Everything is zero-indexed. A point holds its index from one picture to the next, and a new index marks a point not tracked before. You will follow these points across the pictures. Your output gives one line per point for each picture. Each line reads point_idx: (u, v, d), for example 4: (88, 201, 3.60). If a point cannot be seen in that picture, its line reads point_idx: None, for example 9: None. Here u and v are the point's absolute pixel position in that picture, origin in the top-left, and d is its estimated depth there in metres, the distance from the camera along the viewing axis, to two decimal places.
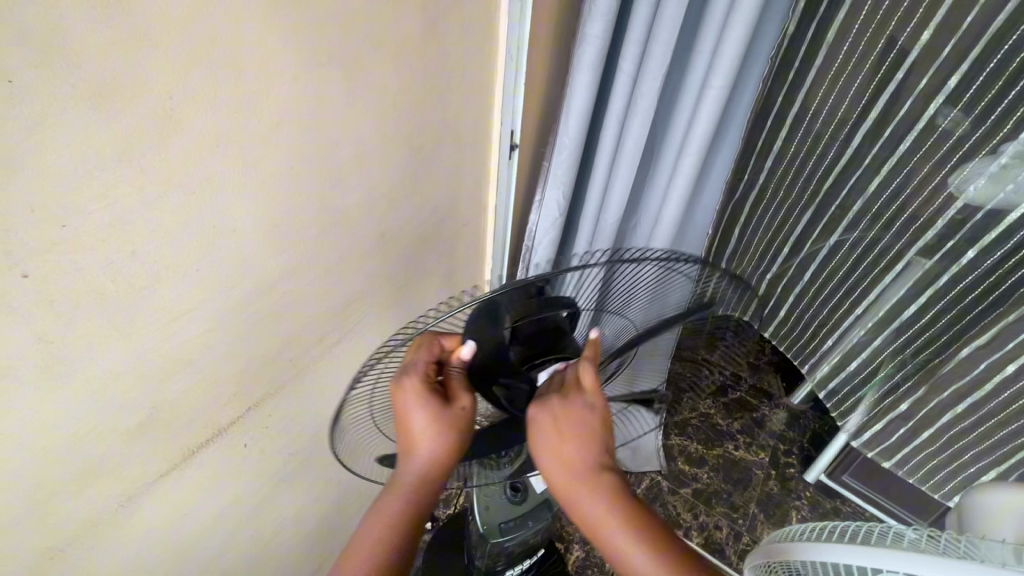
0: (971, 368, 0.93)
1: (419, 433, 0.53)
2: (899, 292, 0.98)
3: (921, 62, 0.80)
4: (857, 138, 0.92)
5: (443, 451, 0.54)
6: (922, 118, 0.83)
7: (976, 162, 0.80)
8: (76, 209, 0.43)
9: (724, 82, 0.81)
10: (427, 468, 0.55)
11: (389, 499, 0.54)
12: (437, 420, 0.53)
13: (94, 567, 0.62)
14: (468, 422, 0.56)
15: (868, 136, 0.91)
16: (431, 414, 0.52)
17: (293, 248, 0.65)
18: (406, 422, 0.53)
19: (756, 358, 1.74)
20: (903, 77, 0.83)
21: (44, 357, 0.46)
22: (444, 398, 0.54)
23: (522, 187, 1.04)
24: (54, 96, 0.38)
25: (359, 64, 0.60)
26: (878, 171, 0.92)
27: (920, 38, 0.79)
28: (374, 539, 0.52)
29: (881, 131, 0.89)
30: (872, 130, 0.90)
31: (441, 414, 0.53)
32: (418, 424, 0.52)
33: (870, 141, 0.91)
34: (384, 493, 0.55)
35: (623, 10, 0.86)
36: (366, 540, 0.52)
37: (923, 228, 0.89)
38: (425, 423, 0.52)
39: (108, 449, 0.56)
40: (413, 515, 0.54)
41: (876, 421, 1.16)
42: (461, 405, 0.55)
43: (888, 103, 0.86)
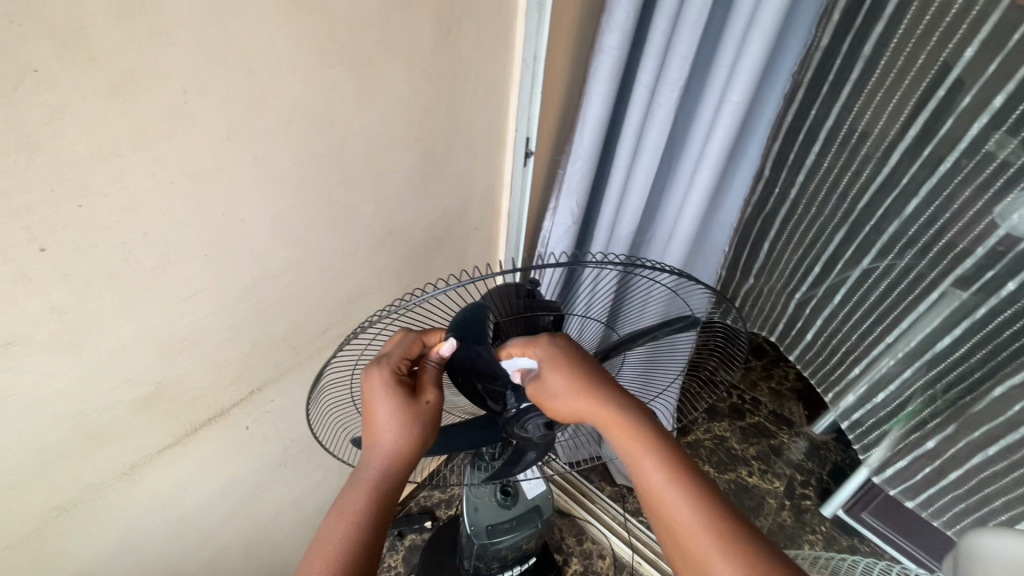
0: (979, 423, 0.81)
1: (383, 426, 0.54)
2: (930, 324, 0.82)
3: (967, 77, 0.67)
4: (892, 157, 0.78)
5: (404, 445, 0.55)
6: (964, 140, 0.69)
7: (1015, 195, 0.66)
8: (94, 191, 0.47)
9: (743, 98, 0.79)
10: (388, 463, 0.55)
11: (351, 495, 0.54)
12: (402, 413, 0.53)
13: (97, 530, 0.66)
14: (434, 419, 0.57)
15: (907, 154, 0.76)
16: (397, 406, 0.53)
17: (301, 241, 0.67)
18: (371, 413, 0.54)
19: (778, 384, 1.68)
20: (946, 96, 0.69)
21: (58, 325, 0.50)
22: (411, 393, 0.55)
23: (537, 193, 1.04)
24: (77, 87, 0.42)
25: (368, 66, 0.62)
26: (917, 193, 0.77)
27: (962, 55, 0.67)
28: (336, 534, 0.52)
29: (921, 150, 0.74)
30: (912, 148, 0.75)
31: (407, 406, 0.54)
32: (383, 416, 0.54)
33: (910, 163, 0.76)
34: (347, 485, 0.55)
35: (645, 21, 0.86)
36: (325, 537, 0.52)
37: (950, 259, 0.75)
38: (390, 415, 0.53)
39: (114, 417, 0.59)
40: (374, 512, 0.54)
41: (901, 458, 0.97)
42: (426, 400, 0.56)
43: (928, 121, 0.72)
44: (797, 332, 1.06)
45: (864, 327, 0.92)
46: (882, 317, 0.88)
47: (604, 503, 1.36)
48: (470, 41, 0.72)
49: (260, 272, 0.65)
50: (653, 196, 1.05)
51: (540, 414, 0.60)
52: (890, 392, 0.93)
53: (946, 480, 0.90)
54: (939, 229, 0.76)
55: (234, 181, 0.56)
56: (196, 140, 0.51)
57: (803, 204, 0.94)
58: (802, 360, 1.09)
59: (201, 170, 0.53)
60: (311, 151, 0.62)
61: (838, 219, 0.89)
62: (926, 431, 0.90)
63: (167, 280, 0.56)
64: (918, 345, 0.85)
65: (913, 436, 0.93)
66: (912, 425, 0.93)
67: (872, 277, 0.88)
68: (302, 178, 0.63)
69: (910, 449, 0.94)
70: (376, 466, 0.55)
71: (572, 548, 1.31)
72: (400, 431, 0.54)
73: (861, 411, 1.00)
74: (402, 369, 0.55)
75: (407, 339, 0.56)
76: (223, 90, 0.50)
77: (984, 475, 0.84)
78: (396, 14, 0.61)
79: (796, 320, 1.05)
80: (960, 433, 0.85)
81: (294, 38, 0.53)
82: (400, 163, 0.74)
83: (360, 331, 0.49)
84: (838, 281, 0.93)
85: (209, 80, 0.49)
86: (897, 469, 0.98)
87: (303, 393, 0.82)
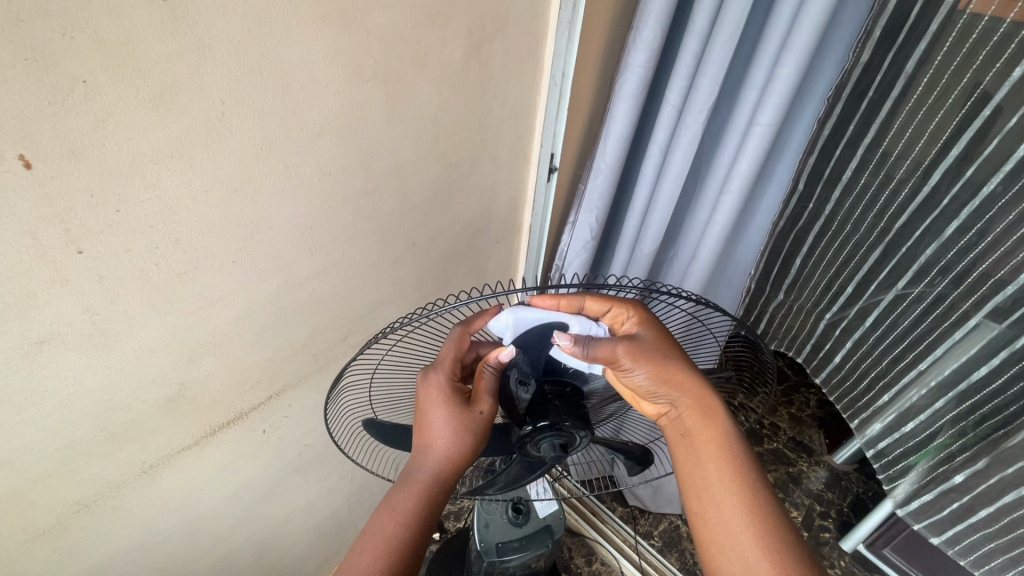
0: (1011, 459, 0.78)
1: (436, 429, 0.57)
2: (964, 354, 0.79)
3: (1011, 100, 0.65)
4: (933, 176, 0.76)
5: (455, 452, 0.57)
6: (1010, 160, 0.66)
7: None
8: (131, 198, 0.48)
9: (772, 120, 0.79)
10: (440, 469, 0.57)
11: (403, 495, 0.56)
12: (456, 416, 0.56)
13: (113, 527, 0.66)
14: (485, 429, 0.59)
15: (948, 173, 0.74)
16: (450, 412, 0.56)
17: (326, 250, 0.68)
18: (424, 417, 0.57)
19: (798, 410, 1.65)
20: (991, 116, 0.67)
21: (89, 325, 0.51)
22: (464, 401, 0.58)
23: (559, 208, 1.04)
24: (123, 99, 0.43)
25: (399, 82, 0.63)
26: (956, 216, 0.74)
27: (1010, 76, 0.64)
28: (385, 532, 0.54)
29: (962, 170, 0.72)
30: (954, 168, 0.73)
31: (459, 413, 0.57)
32: (439, 418, 0.57)
33: (952, 182, 0.73)
34: (397, 488, 0.57)
35: (674, 41, 0.86)
36: (376, 532, 0.54)
37: (984, 288, 0.73)
38: (446, 417, 0.56)
39: (137, 416, 0.61)
40: (425, 511, 0.56)
41: (927, 491, 0.94)
42: (478, 409, 0.58)
43: (972, 141, 0.70)
44: (823, 355, 1.03)
45: (895, 354, 0.90)
46: (913, 346, 0.86)
47: (615, 523, 1.34)
48: (499, 60, 0.73)
49: (284, 279, 0.66)
50: (676, 214, 1.04)
51: (555, 435, 0.58)
52: (919, 423, 0.90)
53: (974, 518, 0.87)
54: (974, 258, 0.74)
55: (265, 190, 0.57)
56: (231, 150, 0.52)
57: (837, 221, 0.91)
58: (828, 385, 1.06)
59: (233, 179, 0.54)
60: (340, 163, 0.63)
61: (873, 240, 0.87)
62: (954, 465, 0.88)
63: (195, 285, 0.57)
64: (949, 375, 0.82)
65: (940, 469, 0.91)
66: (939, 458, 0.90)
67: (904, 304, 0.85)
68: (329, 190, 0.63)
69: (937, 483, 0.91)
70: (430, 468, 0.57)
71: (581, 569, 1.29)
72: (455, 433, 0.57)
73: (888, 441, 0.97)
74: (455, 374, 0.58)
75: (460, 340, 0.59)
76: (258, 102, 0.52)
77: (1017, 514, 0.81)
78: (429, 32, 0.62)
79: (822, 342, 1.02)
80: (991, 468, 0.82)
81: (330, 52, 0.54)
82: (425, 177, 0.75)
83: (382, 335, 0.51)
84: (869, 305, 0.91)
85: (247, 93, 0.50)
86: (921, 503, 0.95)
87: (320, 400, 0.83)
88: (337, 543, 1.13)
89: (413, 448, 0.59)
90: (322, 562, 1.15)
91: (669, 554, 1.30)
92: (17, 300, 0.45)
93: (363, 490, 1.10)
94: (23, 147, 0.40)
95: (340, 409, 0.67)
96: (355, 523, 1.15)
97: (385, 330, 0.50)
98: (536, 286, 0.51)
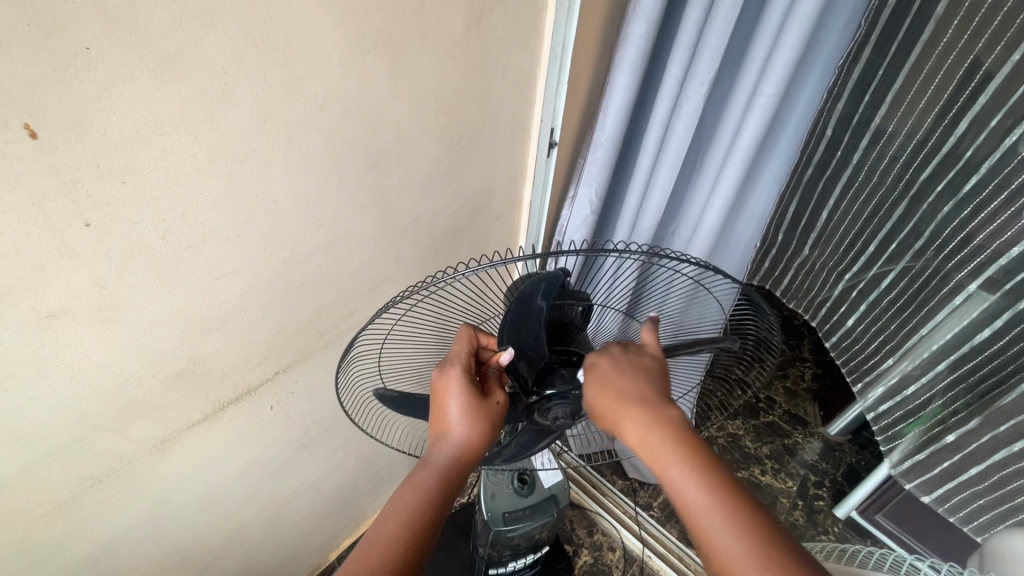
0: (1004, 418, 0.85)
1: (453, 419, 0.57)
2: (975, 312, 0.82)
3: None
4: (960, 126, 0.76)
5: (471, 442, 0.57)
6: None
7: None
8: (137, 169, 0.48)
9: (776, 90, 0.79)
10: (456, 457, 0.57)
11: (423, 475, 0.57)
12: (472, 406, 0.57)
13: (127, 501, 0.67)
14: (499, 420, 0.60)
15: (975, 123, 0.74)
16: (466, 404, 0.57)
17: (330, 225, 0.68)
18: (441, 409, 0.58)
19: (794, 384, 1.67)
20: (1021, 60, 0.67)
21: (98, 299, 0.51)
22: (480, 392, 0.59)
23: (559, 182, 1.04)
24: (125, 67, 0.43)
25: (402, 54, 0.62)
26: (974, 173, 0.76)
27: None
28: (408, 511, 0.54)
29: (987, 121, 0.73)
30: (981, 117, 0.73)
31: (476, 404, 0.57)
32: (454, 410, 0.57)
33: (973, 139, 0.75)
34: (418, 468, 0.58)
35: (674, 9, 0.85)
36: (396, 508, 0.54)
37: (981, 259, 0.78)
38: (462, 406, 0.57)
39: (151, 391, 0.61)
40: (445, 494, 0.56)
41: (920, 450, 1.02)
42: (495, 399, 0.59)
43: (1000, 89, 0.70)
44: (838, 319, 1.07)
45: (903, 319, 0.95)
46: (917, 310, 0.91)
47: (616, 496, 1.37)
48: (500, 32, 0.73)
49: (290, 255, 0.66)
50: (678, 189, 1.05)
51: (562, 406, 0.60)
52: (919, 385, 0.97)
53: (966, 475, 0.95)
54: (968, 232, 0.79)
55: (268, 163, 0.57)
56: (237, 120, 0.52)
57: (862, 173, 0.92)
58: (835, 348, 1.12)
59: (237, 151, 0.54)
60: (344, 136, 0.62)
61: (899, 193, 0.88)
62: (947, 425, 0.95)
63: (201, 259, 0.57)
64: (952, 339, 0.87)
65: (934, 431, 0.98)
66: (933, 421, 0.98)
67: (917, 267, 0.89)
68: (333, 162, 0.63)
69: (930, 443, 0.99)
70: (448, 453, 0.57)
71: (583, 540, 1.33)
72: (469, 423, 0.57)
73: (890, 403, 1.04)
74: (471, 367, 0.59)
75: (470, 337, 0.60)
76: (261, 73, 0.51)
77: (1007, 471, 0.88)
78: (430, 1, 0.61)
79: (839, 305, 1.06)
80: (983, 427, 0.89)
81: (333, 23, 0.54)
82: (428, 151, 0.75)
83: (399, 299, 0.51)
84: (883, 271, 0.95)
85: (250, 63, 0.50)
86: (915, 462, 1.03)
87: (326, 377, 0.83)
88: (340, 519, 1.15)
89: (431, 434, 0.59)
90: (329, 537, 1.17)
91: (667, 524, 1.34)
92: (26, 273, 0.45)
93: (367, 468, 1.11)
94: (28, 116, 0.40)
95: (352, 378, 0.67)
96: (360, 499, 1.17)
97: (398, 297, 0.51)
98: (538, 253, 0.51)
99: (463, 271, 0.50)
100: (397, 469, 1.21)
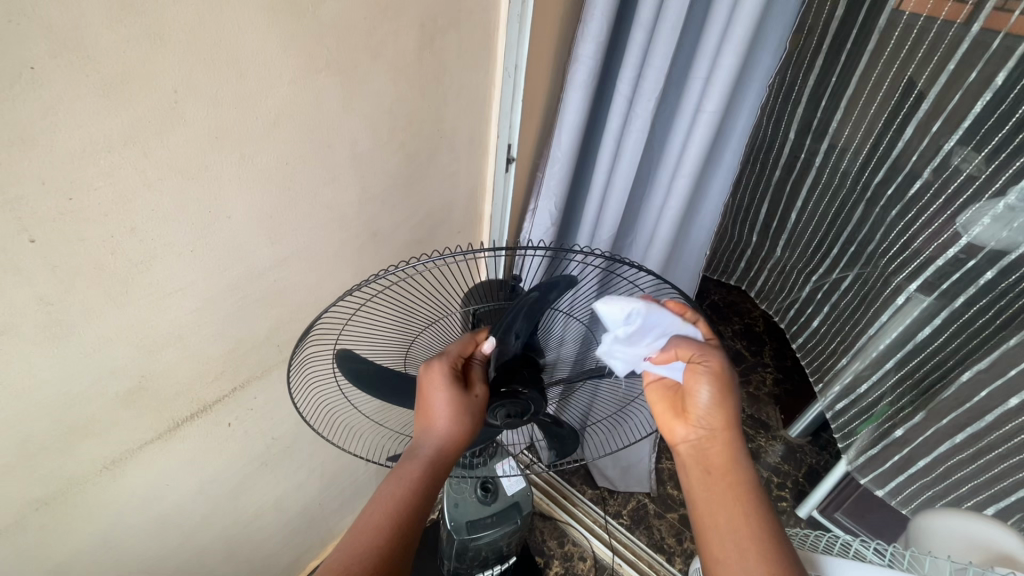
0: (945, 411, 0.91)
1: (439, 411, 0.58)
2: (912, 312, 0.90)
3: (968, 57, 0.76)
4: (907, 131, 0.88)
5: (455, 433, 0.59)
6: (968, 117, 0.77)
7: (982, 202, 0.76)
8: (82, 186, 0.48)
9: (717, 108, 0.84)
10: (441, 447, 0.58)
11: (408, 467, 0.57)
12: (457, 399, 0.58)
13: (70, 527, 0.65)
14: (480, 414, 0.61)
15: (920, 127, 0.85)
16: (451, 397, 0.58)
17: (284, 240, 0.69)
18: (428, 401, 0.59)
19: (756, 389, 1.72)
20: (954, 69, 0.78)
21: (43, 315, 0.51)
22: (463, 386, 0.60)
23: (519, 196, 1.07)
24: (68, 85, 0.44)
25: (356, 73, 0.65)
26: (920, 174, 0.85)
27: (962, 43, 0.77)
28: (391, 496, 0.54)
29: (930, 126, 0.83)
30: (925, 121, 0.84)
31: (461, 398, 0.58)
32: (440, 402, 0.58)
33: (917, 145, 0.86)
34: (404, 460, 0.58)
35: (621, 31, 0.90)
36: (382, 496, 0.54)
37: (918, 261, 0.87)
38: (446, 397, 0.58)
39: (100, 408, 0.61)
40: (430, 481, 0.56)
41: (872, 446, 1.07)
42: (476, 394, 0.60)
43: (940, 93, 0.81)
44: (805, 320, 1.20)
45: (858, 320, 1.03)
46: (868, 308, 1.00)
47: (586, 506, 1.38)
48: (452, 52, 0.76)
49: (244, 269, 0.66)
50: (633, 203, 1.09)
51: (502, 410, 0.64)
52: (871, 384, 1.04)
53: (914, 468, 1.00)
54: (909, 236, 0.89)
55: (218, 178, 0.58)
56: (186, 136, 0.53)
57: (827, 172, 1.06)
58: (805, 350, 1.23)
59: (188, 167, 0.55)
60: (299, 151, 0.64)
61: (859, 192, 1.00)
62: (897, 420, 1.01)
63: (152, 275, 0.58)
64: (897, 337, 0.94)
65: (885, 427, 1.03)
66: (884, 418, 1.04)
67: (871, 261, 0.99)
68: (287, 177, 0.64)
69: (881, 438, 1.05)
70: (433, 443, 0.58)
71: (553, 551, 1.33)
72: (453, 415, 0.58)
73: (846, 401, 1.11)
74: (458, 364, 0.60)
75: (464, 338, 0.62)
76: (210, 91, 0.53)
77: (951, 463, 0.94)
78: (383, 23, 0.64)
79: (806, 306, 1.19)
80: (927, 421, 0.95)
81: (285, 43, 0.56)
82: (387, 166, 0.77)
83: (359, 288, 0.54)
84: (841, 277, 1.07)
85: (198, 82, 0.51)
86: (868, 457, 1.08)
87: (286, 392, 0.83)
88: (302, 542, 1.13)
89: (416, 427, 0.60)
90: (292, 559, 1.14)
91: (637, 531, 1.35)
92: None
93: (330, 486, 1.09)
94: None
95: (303, 367, 0.68)
96: (323, 520, 1.15)
97: (357, 284, 0.53)
98: (504, 245, 0.56)
99: (424, 261, 0.54)
100: (363, 486, 1.19)
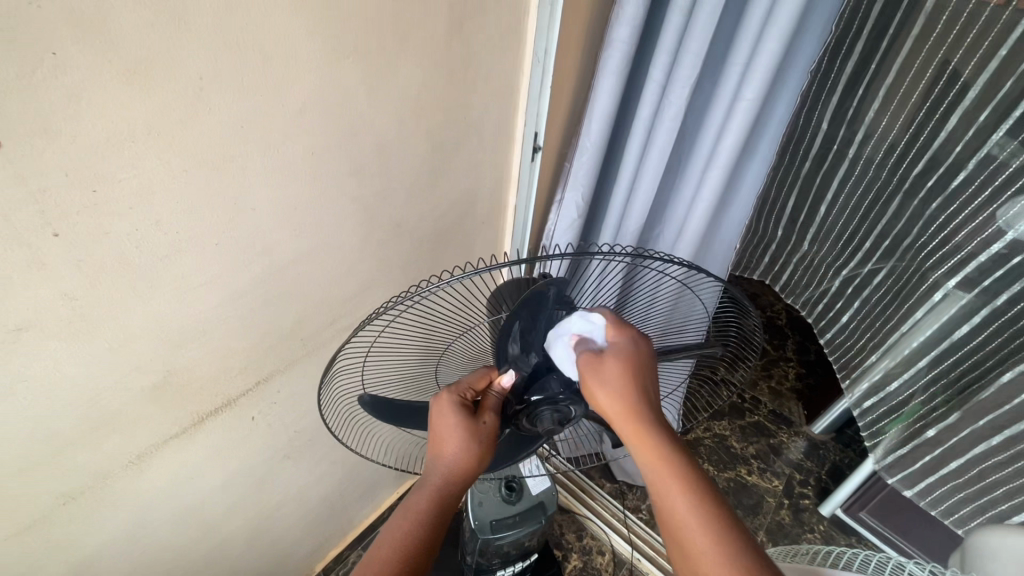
0: (984, 412, 0.89)
1: (448, 437, 0.58)
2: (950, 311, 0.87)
3: None
4: (950, 122, 0.82)
5: (465, 457, 0.58)
6: (1019, 106, 0.72)
7: None
8: (108, 178, 0.46)
9: (756, 95, 0.80)
10: (451, 472, 0.57)
11: (417, 498, 0.57)
12: (467, 425, 0.58)
13: (96, 521, 0.65)
14: (490, 439, 0.60)
15: (965, 118, 0.79)
16: (458, 422, 0.58)
17: (308, 233, 0.67)
18: (435, 427, 0.59)
19: (778, 384, 1.69)
20: (1008, 55, 0.73)
21: (69, 310, 0.50)
22: (473, 413, 0.59)
23: (544, 187, 1.04)
24: (91, 72, 0.42)
25: (383, 59, 0.62)
26: (963, 167, 0.81)
27: (1016, 27, 0.71)
28: (400, 532, 0.53)
29: (977, 116, 0.78)
30: (973, 109, 0.78)
31: (470, 424, 0.58)
32: (449, 427, 0.58)
33: (962, 135, 0.80)
34: (412, 491, 0.58)
35: (657, 13, 0.86)
36: (390, 530, 0.54)
37: (959, 258, 0.83)
38: (454, 425, 0.58)
39: (126, 403, 0.60)
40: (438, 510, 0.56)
41: (902, 446, 1.05)
42: (485, 421, 0.59)
43: (989, 80, 0.75)
44: (834, 314, 1.13)
45: (890, 317, 0.99)
46: (902, 307, 0.96)
47: (604, 500, 1.37)
48: (482, 37, 0.72)
49: (270, 262, 0.65)
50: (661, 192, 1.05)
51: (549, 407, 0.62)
52: (901, 381, 1.00)
53: (946, 469, 0.99)
54: (949, 231, 0.84)
55: (244, 170, 0.56)
56: (211, 127, 0.51)
57: (861, 164, 0.98)
58: (831, 345, 1.16)
59: (215, 159, 0.53)
60: (324, 142, 0.61)
61: (894, 185, 0.93)
62: (930, 419, 0.98)
63: (177, 269, 0.56)
64: (932, 335, 0.91)
65: (916, 426, 1.01)
66: (915, 418, 1.01)
67: (905, 256, 0.94)
68: (312, 168, 0.62)
69: (912, 438, 1.02)
70: (442, 470, 0.57)
71: (572, 544, 1.32)
72: (460, 440, 0.57)
73: (873, 400, 1.07)
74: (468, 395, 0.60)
75: (478, 371, 0.63)
76: (236, 79, 0.50)
77: (987, 464, 0.92)
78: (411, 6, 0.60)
79: (834, 302, 1.12)
80: (963, 421, 0.92)
81: (311, 28, 0.53)
82: (413, 156, 0.74)
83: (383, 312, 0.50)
84: (870, 274, 1.02)
85: (224, 70, 0.49)
86: (897, 457, 1.06)
87: (309, 386, 0.82)
88: (323, 532, 1.13)
89: (426, 455, 0.59)
90: (315, 547, 1.14)
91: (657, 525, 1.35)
92: None
93: (351, 477, 1.09)
94: None
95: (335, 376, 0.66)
96: (344, 510, 1.15)
97: (374, 313, 0.50)
98: (526, 257, 0.49)
99: (446, 281, 0.49)
100: (383, 477, 1.19)
